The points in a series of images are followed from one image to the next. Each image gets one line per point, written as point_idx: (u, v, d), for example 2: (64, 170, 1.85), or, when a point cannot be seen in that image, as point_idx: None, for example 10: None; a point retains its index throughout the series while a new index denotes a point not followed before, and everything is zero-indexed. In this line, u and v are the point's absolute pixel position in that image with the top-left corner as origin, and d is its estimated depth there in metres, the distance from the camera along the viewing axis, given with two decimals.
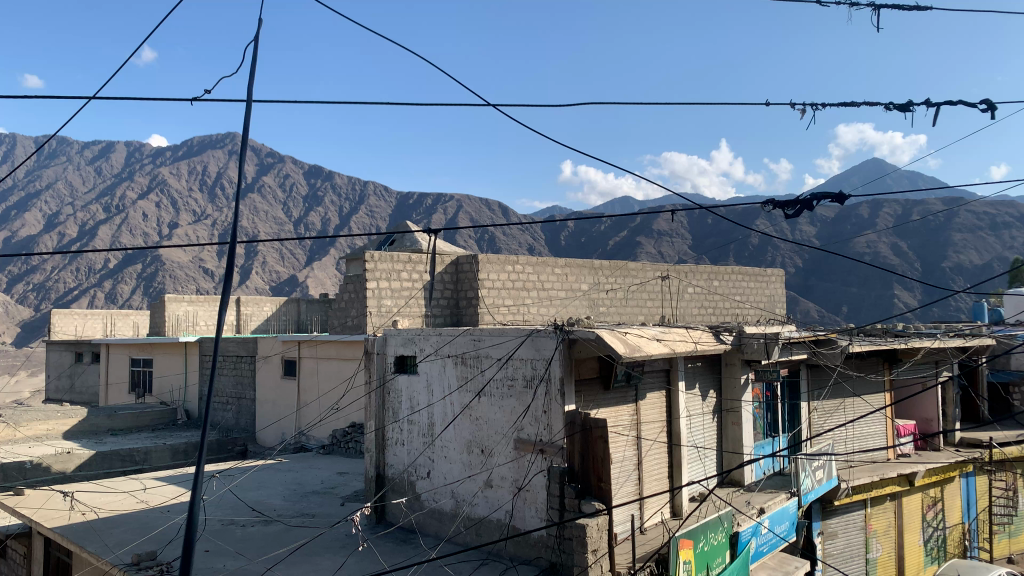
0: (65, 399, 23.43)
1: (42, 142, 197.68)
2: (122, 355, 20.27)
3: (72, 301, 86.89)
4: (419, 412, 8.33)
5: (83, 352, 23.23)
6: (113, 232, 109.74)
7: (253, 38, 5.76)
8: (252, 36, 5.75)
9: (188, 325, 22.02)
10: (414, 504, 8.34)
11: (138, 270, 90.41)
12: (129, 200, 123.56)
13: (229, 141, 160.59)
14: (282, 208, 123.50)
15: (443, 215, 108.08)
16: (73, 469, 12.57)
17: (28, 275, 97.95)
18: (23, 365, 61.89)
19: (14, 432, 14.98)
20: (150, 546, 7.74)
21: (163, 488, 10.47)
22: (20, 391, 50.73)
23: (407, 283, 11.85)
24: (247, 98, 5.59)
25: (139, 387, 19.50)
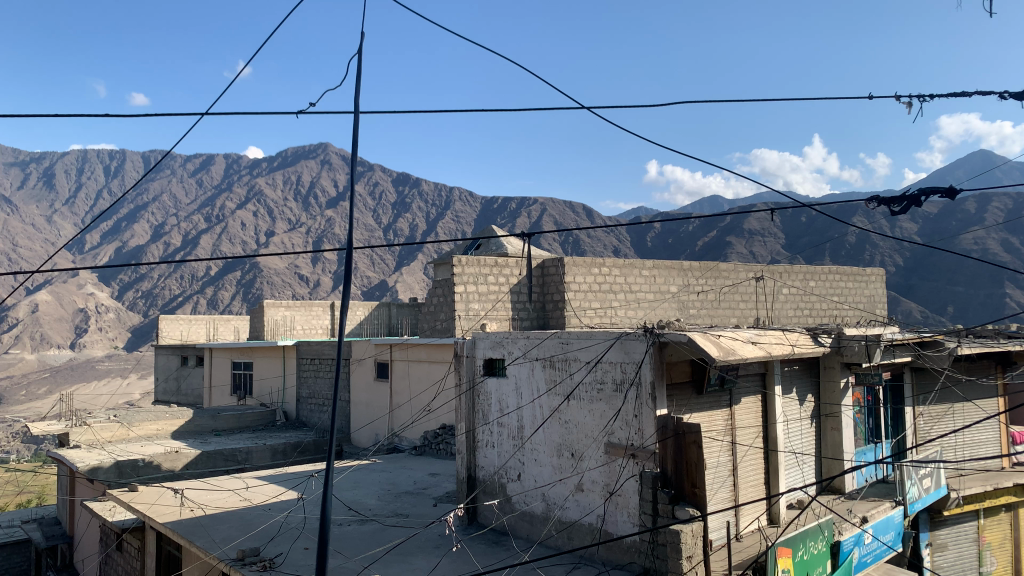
0: (173, 400, 24.63)
1: (150, 158, 208.92)
2: (225, 359, 21.17)
3: (177, 307, 91.49)
4: (509, 414, 8.38)
5: (188, 356, 24.37)
6: (215, 240, 115.14)
7: (358, 54, 5.99)
8: (357, 53, 5.98)
9: (286, 330, 22.78)
10: (505, 505, 8.38)
11: (238, 277, 94.38)
12: (228, 210, 129.27)
13: (321, 152, 166.01)
14: (372, 215, 127.18)
15: (528, 218, 108.59)
16: (181, 467, 13.29)
17: (138, 282, 103.66)
18: (134, 367, 65.59)
19: (128, 432, 15.92)
20: (253, 542, 8.04)
21: (264, 488, 10.86)
22: (131, 392, 53.86)
23: (493, 287, 12.01)
24: (353, 114, 5.86)
25: (241, 389, 20.29)
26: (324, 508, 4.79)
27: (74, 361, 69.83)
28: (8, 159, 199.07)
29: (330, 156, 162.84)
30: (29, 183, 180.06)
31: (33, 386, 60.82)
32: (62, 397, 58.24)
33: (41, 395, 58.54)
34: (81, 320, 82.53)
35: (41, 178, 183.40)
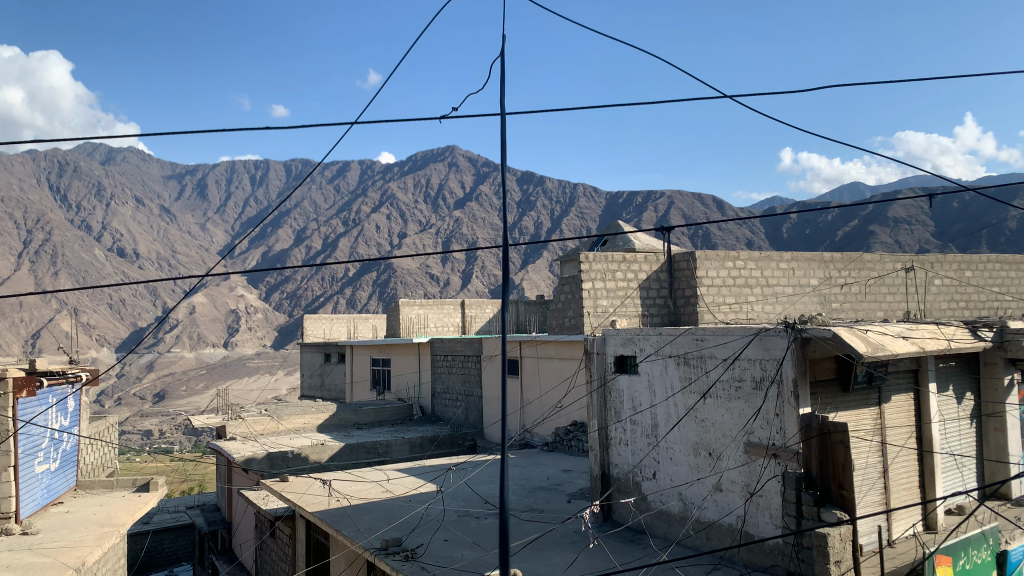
0: (318, 395, 25.95)
1: (292, 166, 221.23)
2: (365, 355, 22.09)
3: (318, 307, 96.44)
4: (642, 412, 8.29)
5: (330, 353, 25.55)
6: (352, 243, 120.72)
7: (499, 55, 5.98)
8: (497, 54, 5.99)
9: (420, 327, 23.57)
10: (641, 504, 8.30)
11: (374, 277, 98.36)
12: (364, 214, 134.88)
13: (449, 155, 170.38)
14: (498, 214, 129.39)
15: (655, 212, 107.08)
16: (327, 459, 13.98)
17: (284, 284, 109.99)
18: (281, 364, 69.64)
19: (278, 425, 16.95)
20: (395, 532, 8.36)
21: (405, 479, 11.26)
22: (279, 388, 57.29)
23: (622, 283, 12.00)
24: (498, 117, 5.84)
25: (380, 384, 21.11)
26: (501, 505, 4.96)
27: (228, 358, 75.00)
28: (167, 171, 215.96)
29: (457, 158, 166.38)
30: (185, 193, 194.64)
31: (192, 382, 65.80)
32: (218, 392, 62.68)
33: (200, 389, 63.22)
34: (233, 320, 88.33)
35: (196, 189, 197.88)
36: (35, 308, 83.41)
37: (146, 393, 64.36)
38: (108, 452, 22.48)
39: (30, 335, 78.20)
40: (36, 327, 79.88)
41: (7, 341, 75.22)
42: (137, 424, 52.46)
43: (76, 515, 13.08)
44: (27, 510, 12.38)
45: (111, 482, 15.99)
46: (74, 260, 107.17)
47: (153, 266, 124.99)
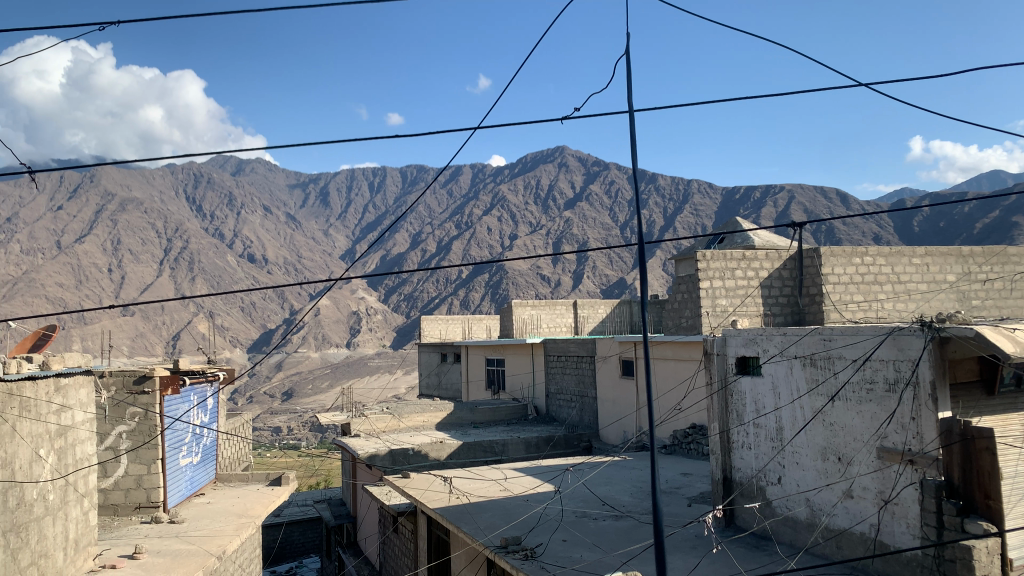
0: (435, 394, 26.55)
1: (407, 172, 227.59)
2: (480, 356, 22.44)
3: (434, 308, 98.78)
4: (766, 415, 8.04)
5: (447, 353, 26.08)
6: (465, 246, 123.17)
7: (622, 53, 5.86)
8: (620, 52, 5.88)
9: (533, 328, 23.77)
10: (766, 509, 8.04)
11: (487, 278, 99.88)
12: (476, 217, 137.25)
13: (559, 155, 171.01)
14: (610, 214, 128.74)
15: (774, 207, 103.60)
16: (446, 456, 14.31)
17: (401, 286, 113.29)
18: (400, 364, 71.77)
19: (398, 423, 17.47)
20: (515, 532, 8.44)
21: (523, 479, 11.36)
22: (398, 387, 59.10)
23: (741, 281, 11.92)
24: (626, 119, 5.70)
25: (495, 384, 21.37)
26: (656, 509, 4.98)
27: (350, 358, 77.75)
28: (292, 181, 226.53)
29: (567, 159, 166.39)
30: (309, 201, 203.58)
31: (318, 380, 68.70)
32: (341, 391, 65.18)
33: (324, 388, 65.97)
34: (354, 321, 91.66)
35: (319, 196, 206.80)
36: (175, 312, 89.41)
37: (275, 392, 67.77)
38: (243, 447, 23.79)
39: (171, 336, 83.77)
40: (176, 329, 85.77)
41: (152, 343, 80.86)
42: (267, 421, 55.25)
43: (216, 506, 13.90)
44: (174, 500, 13.28)
45: (247, 476, 16.87)
46: (209, 266, 114.04)
47: (281, 270, 131.30)
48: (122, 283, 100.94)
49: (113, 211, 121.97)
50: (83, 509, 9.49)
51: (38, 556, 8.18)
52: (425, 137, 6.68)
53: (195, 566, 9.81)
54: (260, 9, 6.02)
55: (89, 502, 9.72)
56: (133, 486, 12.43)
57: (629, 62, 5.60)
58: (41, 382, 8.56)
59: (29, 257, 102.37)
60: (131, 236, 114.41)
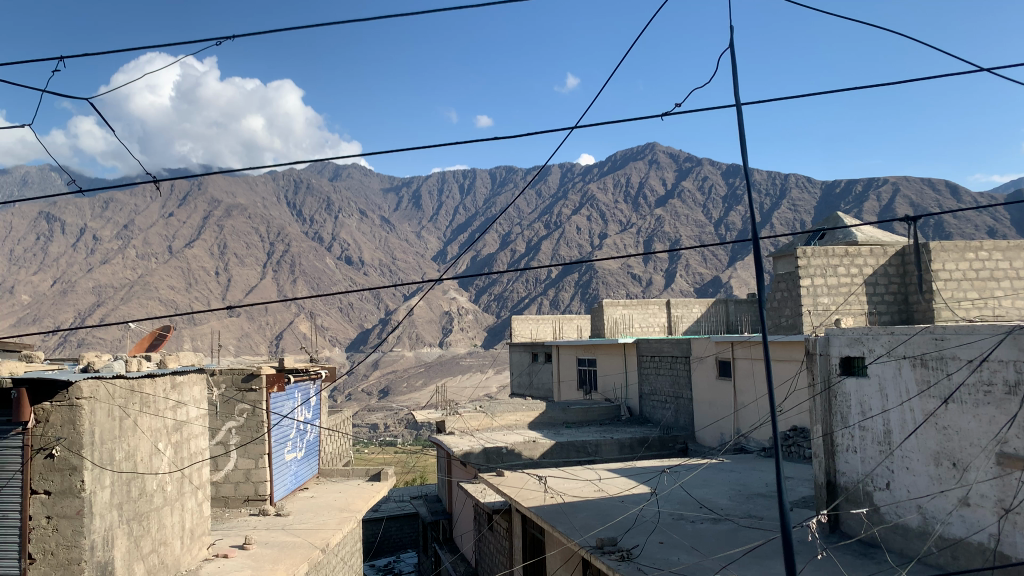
0: (527, 394, 26.66)
1: (496, 172, 229.67)
2: (572, 355, 22.41)
3: (524, 308, 99.33)
4: (872, 418, 7.72)
5: (538, 353, 26.16)
6: (554, 245, 123.79)
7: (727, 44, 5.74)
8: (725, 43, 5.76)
9: (626, 327, 23.60)
10: (874, 516, 7.72)
11: (577, 278, 99.78)
12: (565, 216, 137.34)
13: (649, 152, 169.22)
14: (702, 210, 126.37)
15: (877, 200, 99.49)
16: (539, 455, 14.36)
17: (491, 287, 114.37)
18: (492, 363, 72.48)
19: (491, 421, 17.65)
20: (610, 532, 8.40)
21: (618, 480, 11.27)
22: (490, 386, 59.77)
23: (843, 279, 11.57)
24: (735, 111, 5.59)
25: (587, 385, 21.30)
26: (784, 519, 4.79)
27: (443, 357, 79.16)
28: (385, 184, 232.07)
29: (658, 155, 164.16)
30: (402, 205, 208.09)
31: (412, 379, 70.18)
32: (436, 388, 66.38)
33: (418, 386, 67.32)
34: (446, 322, 93.26)
35: (411, 199, 211.14)
36: (278, 313, 93.05)
37: (372, 390, 69.68)
38: (344, 443, 24.54)
39: (274, 336, 87.20)
40: (279, 329, 89.22)
41: (257, 342, 84.43)
42: (365, 418, 56.86)
43: (319, 501, 14.39)
44: (280, 493, 13.82)
45: (348, 472, 17.38)
46: (308, 268, 118.07)
47: (376, 272, 134.72)
48: (229, 286, 105.64)
49: (219, 217, 127.78)
50: (197, 501, 10.01)
51: (158, 544, 8.66)
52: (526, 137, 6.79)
53: (301, 559, 10.12)
54: (371, 18, 6.37)
55: (204, 493, 10.26)
56: (242, 479, 12.99)
57: (734, 57, 5.54)
58: (159, 379, 9.06)
59: (144, 262, 108.47)
60: (236, 241, 119.67)
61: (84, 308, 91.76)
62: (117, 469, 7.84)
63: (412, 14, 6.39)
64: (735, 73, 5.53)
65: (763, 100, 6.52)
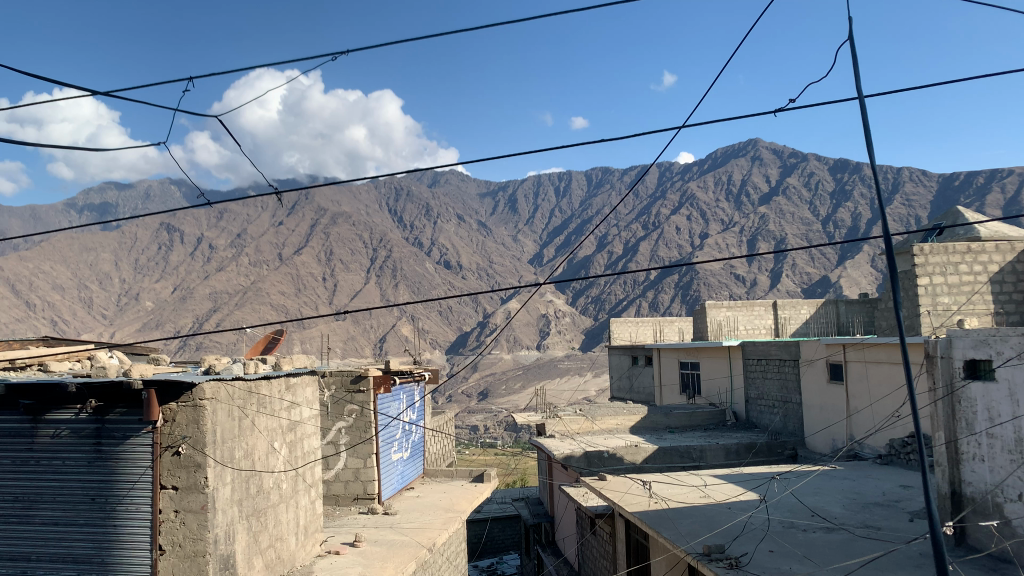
0: (627, 397, 26.37)
1: (592, 173, 228.72)
2: (673, 358, 22.05)
3: (623, 310, 98.51)
4: (1002, 425, 7.24)
5: (638, 356, 25.87)
6: (652, 246, 122.66)
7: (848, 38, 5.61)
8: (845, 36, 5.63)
9: (730, 330, 23.01)
10: (1006, 529, 7.24)
11: (677, 280, 98.22)
12: (664, 216, 135.57)
13: (751, 148, 164.84)
14: (809, 207, 121.90)
15: (1001, 193, 93.56)
16: (642, 460, 14.20)
17: (589, 289, 113.97)
18: (590, 366, 72.02)
19: (592, 425, 17.57)
20: (717, 539, 8.20)
21: (724, 486, 11.00)
22: (589, 389, 59.56)
23: (966, 277, 11.12)
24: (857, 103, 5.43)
25: (690, 388, 20.90)
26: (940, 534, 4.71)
27: (542, 360, 79.39)
28: (482, 189, 234.94)
29: (760, 152, 159.37)
30: (499, 209, 210.05)
31: (511, 381, 70.67)
32: (534, 392, 66.58)
33: (517, 388, 67.69)
34: (544, 325, 93.53)
35: (508, 203, 212.96)
36: (381, 317, 95.58)
37: (471, 392, 70.69)
38: (448, 445, 24.96)
39: (378, 339, 89.60)
40: (382, 332, 91.63)
41: (361, 345, 87.04)
42: (465, 420, 57.66)
43: (425, 500, 14.67)
44: (387, 492, 14.16)
45: (452, 472, 17.66)
46: (410, 273, 120.72)
47: (474, 276, 136.57)
48: (335, 291, 109.36)
49: (325, 224, 132.35)
50: (311, 498, 10.40)
51: (275, 540, 9.03)
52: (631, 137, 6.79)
53: (409, 557, 10.35)
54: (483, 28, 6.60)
55: (316, 492, 10.63)
56: (351, 478, 13.42)
57: (856, 51, 5.40)
58: (274, 381, 9.46)
59: (256, 269, 113.57)
60: (341, 247, 123.54)
61: (202, 313, 96.93)
62: (236, 467, 8.23)
63: (523, 21, 6.58)
64: (855, 69, 5.55)
65: (883, 92, 6.33)
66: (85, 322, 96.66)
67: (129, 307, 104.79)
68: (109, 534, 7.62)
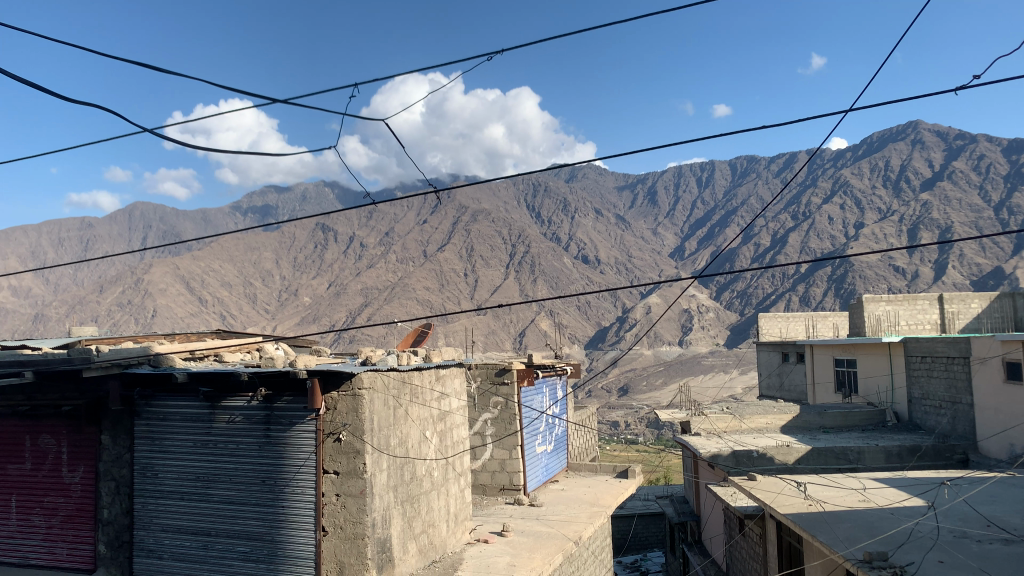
0: (778, 396, 25.34)
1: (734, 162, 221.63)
2: (828, 355, 21.02)
3: (771, 305, 95.04)
4: None
5: (790, 352, 24.84)
6: (803, 238, 117.76)
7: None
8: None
9: (890, 326, 21.73)
10: None
11: (829, 273, 93.70)
12: (815, 206, 129.52)
13: (911, 131, 154.11)
14: (979, 192, 112.50)
15: None
16: (795, 461, 13.72)
17: (733, 283, 110.37)
18: (736, 363, 69.72)
19: (741, 423, 17.13)
20: (880, 546, 7.75)
21: (886, 490, 10.38)
22: (734, 387, 57.76)
23: None
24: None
25: (846, 386, 19.86)
26: None
27: (684, 356, 77.87)
28: (621, 182, 233.05)
29: (922, 134, 148.49)
30: (638, 202, 207.50)
31: (652, 377, 69.74)
32: (677, 387, 65.38)
33: (659, 385, 66.65)
34: (686, 320, 91.71)
35: (647, 196, 210.23)
36: (521, 311, 96.55)
37: (611, 387, 70.59)
38: (591, 440, 24.93)
39: (518, 333, 90.86)
40: (521, 326, 92.65)
41: (502, 339, 88.73)
42: (606, 415, 57.50)
43: (569, 493, 14.75)
44: (532, 485, 14.38)
45: (596, 466, 17.63)
46: (549, 268, 121.57)
47: (613, 270, 135.73)
48: (476, 285, 111.77)
49: (466, 221, 135.36)
50: (460, 487, 10.70)
51: (428, 526, 9.39)
52: (797, 122, 6.51)
53: (556, 549, 10.45)
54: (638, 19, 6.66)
55: (465, 481, 10.94)
56: (498, 469, 13.69)
57: None
58: (426, 371, 9.83)
59: (402, 266, 117.85)
60: (482, 243, 125.95)
61: (354, 308, 101.64)
62: (392, 453, 8.61)
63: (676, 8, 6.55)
64: None
65: None
66: (250, 316, 103.76)
67: (288, 302, 111.75)
68: (279, 515, 8.15)
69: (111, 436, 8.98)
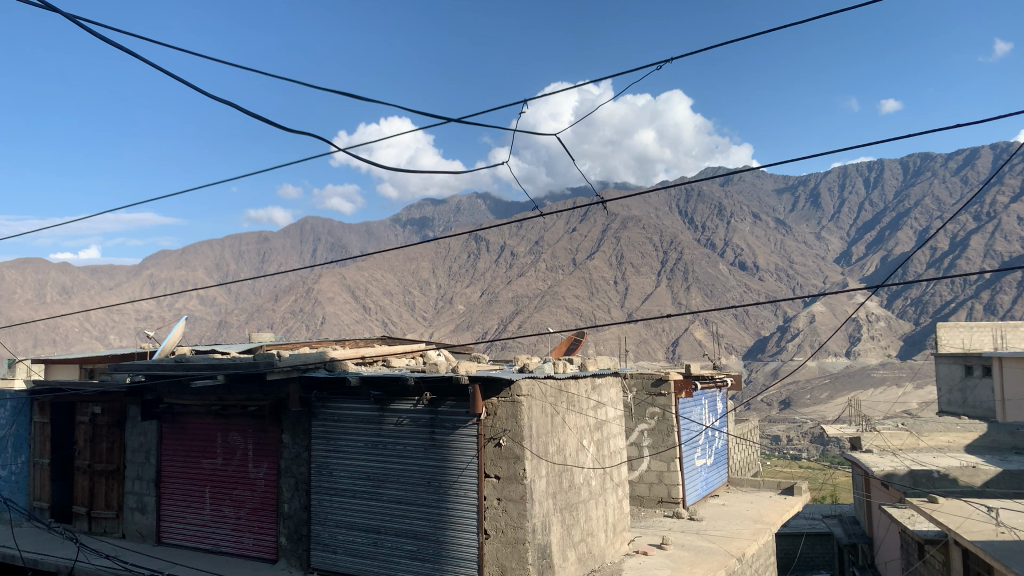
0: (959, 413, 23.39)
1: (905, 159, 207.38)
2: (1019, 369, 19.24)
3: (950, 314, 87.95)
4: None
5: (973, 365, 22.97)
6: (987, 240, 108.27)
7: None
8: None
9: None
10: None
11: (1019, 278, 85.41)
12: (1001, 205, 118.65)
13: None
14: None
15: None
16: (981, 484, 12.56)
17: (907, 291, 102.95)
18: (911, 376, 64.71)
19: (918, 441, 15.96)
20: None
21: None
22: (909, 401, 53.87)
23: None
24: None
25: None
26: None
27: (852, 368, 73.45)
28: (780, 184, 223.91)
29: None
30: (799, 206, 198.24)
31: (817, 391, 66.18)
32: (845, 402, 61.75)
33: (824, 398, 63.20)
34: (855, 331, 86.83)
35: (809, 198, 200.75)
36: (675, 320, 94.50)
37: (772, 400, 67.67)
38: (752, 454, 24.09)
39: (671, 342, 89.19)
40: (675, 335, 90.84)
41: (654, 348, 87.50)
42: (766, 429, 55.23)
43: (731, 508, 14.31)
44: (691, 498, 14.06)
45: (759, 482, 16.96)
46: (703, 275, 118.65)
47: (773, 277, 130.62)
48: (627, 293, 110.72)
49: (617, 229, 134.49)
50: (618, 497, 10.65)
51: (587, 534, 9.41)
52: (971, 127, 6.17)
53: (718, 565, 10.14)
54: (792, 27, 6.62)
55: (623, 491, 10.86)
56: (656, 481, 13.47)
57: None
58: (583, 380, 9.86)
59: (553, 274, 118.82)
60: (633, 250, 124.57)
61: (506, 316, 103.45)
62: (551, 460, 8.70)
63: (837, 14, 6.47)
64: None
65: None
66: (409, 323, 108.09)
67: (444, 310, 115.35)
68: (442, 515, 8.43)
69: (292, 436, 9.65)
